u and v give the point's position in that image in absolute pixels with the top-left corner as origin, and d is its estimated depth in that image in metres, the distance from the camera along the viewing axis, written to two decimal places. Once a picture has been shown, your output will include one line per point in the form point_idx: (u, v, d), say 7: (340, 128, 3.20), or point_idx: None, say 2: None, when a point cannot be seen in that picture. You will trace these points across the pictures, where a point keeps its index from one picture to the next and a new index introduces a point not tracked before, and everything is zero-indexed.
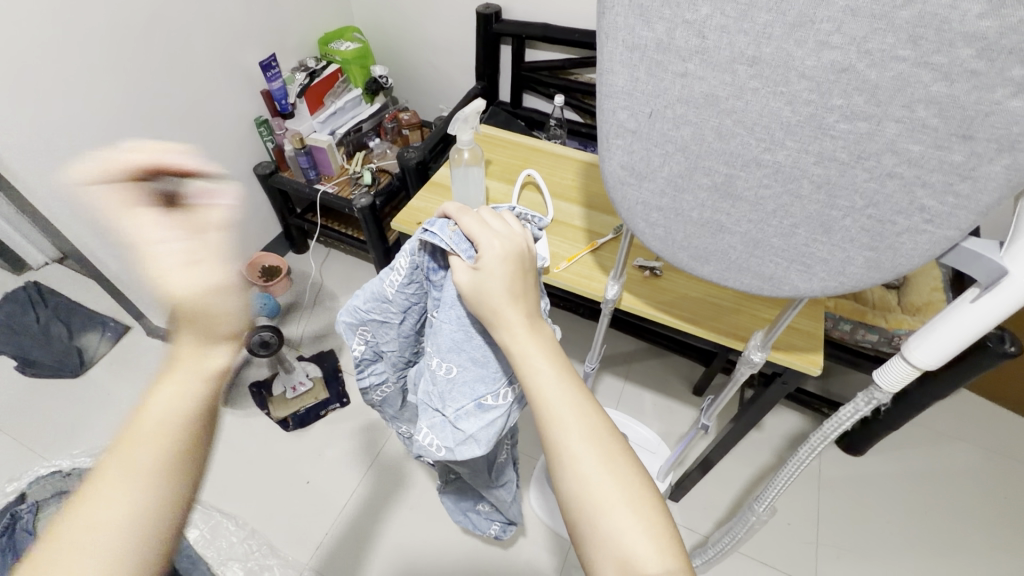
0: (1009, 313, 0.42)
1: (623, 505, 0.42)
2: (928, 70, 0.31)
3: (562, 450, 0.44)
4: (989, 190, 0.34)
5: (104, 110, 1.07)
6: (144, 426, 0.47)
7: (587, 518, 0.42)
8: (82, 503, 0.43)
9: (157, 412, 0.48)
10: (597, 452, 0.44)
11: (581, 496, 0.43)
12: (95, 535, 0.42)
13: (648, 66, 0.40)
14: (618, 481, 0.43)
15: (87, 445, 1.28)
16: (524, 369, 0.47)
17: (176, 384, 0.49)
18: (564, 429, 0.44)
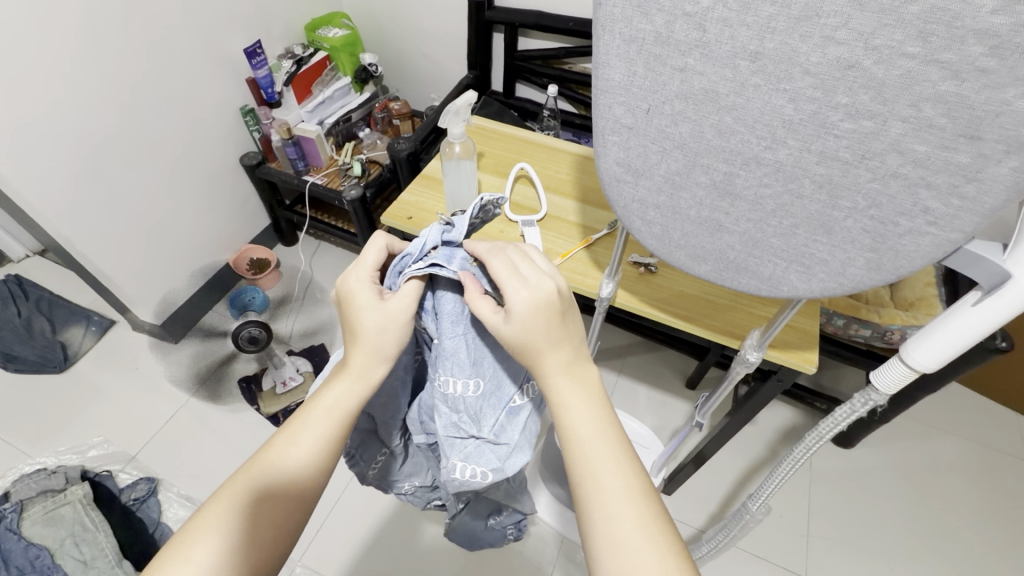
0: (1012, 318, 0.42)
1: (644, 545, 0.43)
2: (936, 67, 0.30)
3: (595, 505, 0.45)
4: (995, 192, 0.33)
5: (82, 98, 1.03)
6: (273, 462, 0.49)
7: (604, 555, 0.43)
8: (205, 522, 0.46)
9: (289, 449, 0.49)
10: (623, 489, 0.45)
11: (611, 559, 0.43)
12: (200, 560, 0.44)
13: (646, 60, 0.39)
14: (652, 549, 0.43)
15: (73, 441, 1.26)
16: (563, 419, 0.47)
17: (304, 426, 0.50)
18: (602, 487, 0.45)
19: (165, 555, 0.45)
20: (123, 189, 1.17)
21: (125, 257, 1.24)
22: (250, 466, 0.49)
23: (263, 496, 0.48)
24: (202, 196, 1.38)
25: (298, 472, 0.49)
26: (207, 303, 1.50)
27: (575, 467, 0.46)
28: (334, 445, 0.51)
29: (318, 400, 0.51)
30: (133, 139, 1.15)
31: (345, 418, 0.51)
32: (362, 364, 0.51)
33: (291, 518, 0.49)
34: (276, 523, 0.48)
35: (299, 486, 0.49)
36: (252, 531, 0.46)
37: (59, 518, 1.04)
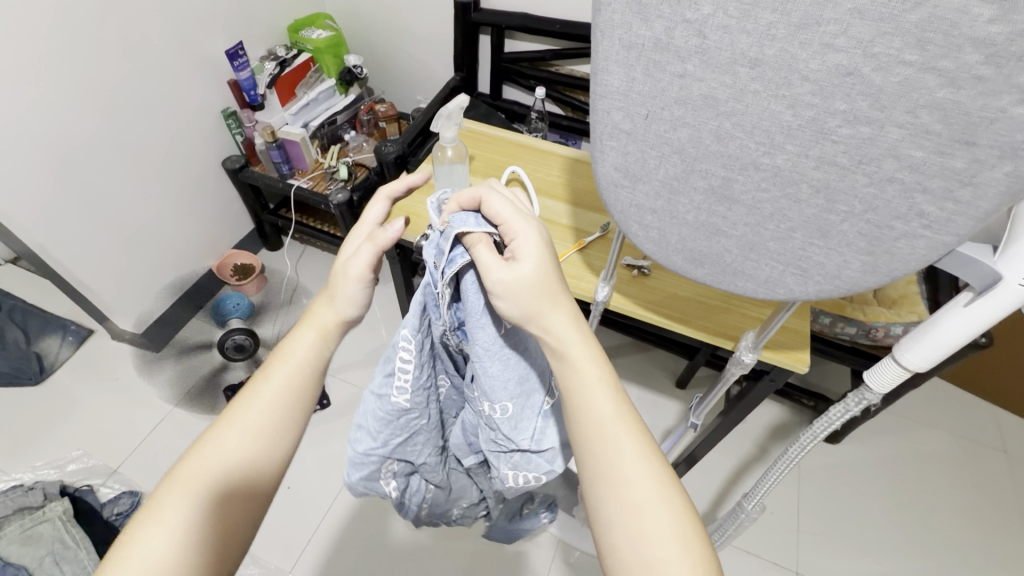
0: (1001, 317, 0.43)
1: (657, 505, 0.42)
2: (934, 75, 0.31)
3: (608, 467, 0.44)
4: (989, 197, 0.34)
5: (54, 100, 1.00)
6: (239, 420, 0.50)
7: (621, 519, 0.43)
8: (174, 485, 0.47)
9: (255, 404, 0.51)
10: (635, 450, 0.44)
11: (627, 522, 0.42)
12: (177, 518, 0.45)
13: (645, 67, 0.39)
14: (667, 510, 0.42)
15: (51, 455, 1.21)
16: (574, 379, 0.46)
17: (266, 379, 0.52)
18: (616, 449, 0.44)
19: (135, 524, 0.45)
20: (101, 194, 1.14)
21: (103, 264, 1.20)
22: (213, 430, 0.50)
23: (231, 445, 0.49)
24: (183, 200, 1.35)
25: (269, 422, 0.51)
26: (190, 310, 1.46)
27: (584, 432, 0.45)
28: (301, 392, 0.53)
29: (282, 356, 0.54)
30: (110, 142, 1.12)
31: (309, 367, 0.54)
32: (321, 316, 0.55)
33: (268, 467, 0.50)
34: (254, 474, 0.49)
35: (272, 437, 0.51)
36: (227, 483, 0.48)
37: (38, 537, 1.00)
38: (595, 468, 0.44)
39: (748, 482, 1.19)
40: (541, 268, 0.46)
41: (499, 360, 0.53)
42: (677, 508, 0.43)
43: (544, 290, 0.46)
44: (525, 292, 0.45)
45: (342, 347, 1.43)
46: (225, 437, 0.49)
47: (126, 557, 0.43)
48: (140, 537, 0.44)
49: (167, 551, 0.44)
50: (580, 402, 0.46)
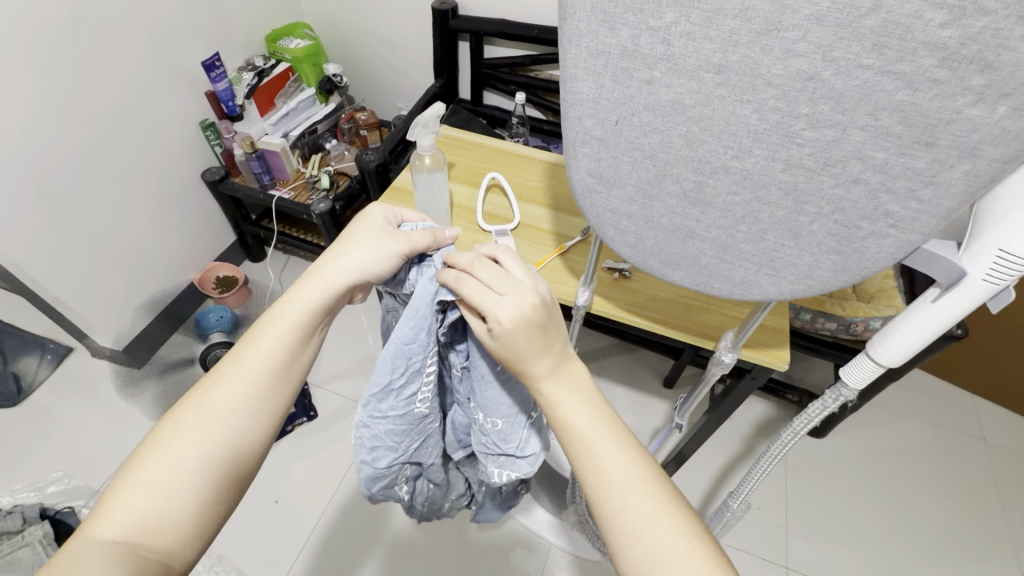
0: (967, 312, 0.45)
1: (661, 524, 0.43)
2: (892, 78, 0.31)
3: (610, 503, 0.45)
4: (950, 196, 0.35)
5: (23, 115, 0.98)
6: (226, 382, 0.49)
7: (631, 545, 0.43)
8: (158, 444, 0.46)
9: (244, 364, 0.51)
10: (630, 471, 0.45)
11: (637, 554, 0.43)
12: (161, 478, 0.44)
13: (614, 73, 0.39)
14: (675, 536, 0.43)
15: (31, 478, 1.19)
16: (563, 420, 0.47)
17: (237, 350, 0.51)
18: (612, 482, 0.45)
19: (117, 481, 0.44)
20: (76, 209, 1.12)
21: (81, 281, 1.18)
22: (194, 392, 0.49)
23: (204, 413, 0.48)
24: (162, 213, 1.33)
25: (258, 390, 0.50)
26: (172, 325, 1.44)
27: (582, 463, 0.46)
28: (291, 357, 0.52)
29: (274, 318, 0.53)
30: (84, 155, 1.10)
31: (299, 330, 0.53)
32: (319, 277, 0.54)
33: (255, 434, 0.49)
34: (242, 423, 0.49)
35: (260, 404, 0.50)
36: (215, 446, 0.47)
37: (17, 562, 0.92)
38: (598, 497, 0.45)
39: (737, 479, 1.20)
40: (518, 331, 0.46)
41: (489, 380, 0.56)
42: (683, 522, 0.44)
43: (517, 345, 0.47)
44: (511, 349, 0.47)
45: (328, 357, 1.41)
46: (205, 400, 0.48)
47: (109, 513, 0.42)
48: (121, 496, 0.43)
49: (150, 511, 0.43)
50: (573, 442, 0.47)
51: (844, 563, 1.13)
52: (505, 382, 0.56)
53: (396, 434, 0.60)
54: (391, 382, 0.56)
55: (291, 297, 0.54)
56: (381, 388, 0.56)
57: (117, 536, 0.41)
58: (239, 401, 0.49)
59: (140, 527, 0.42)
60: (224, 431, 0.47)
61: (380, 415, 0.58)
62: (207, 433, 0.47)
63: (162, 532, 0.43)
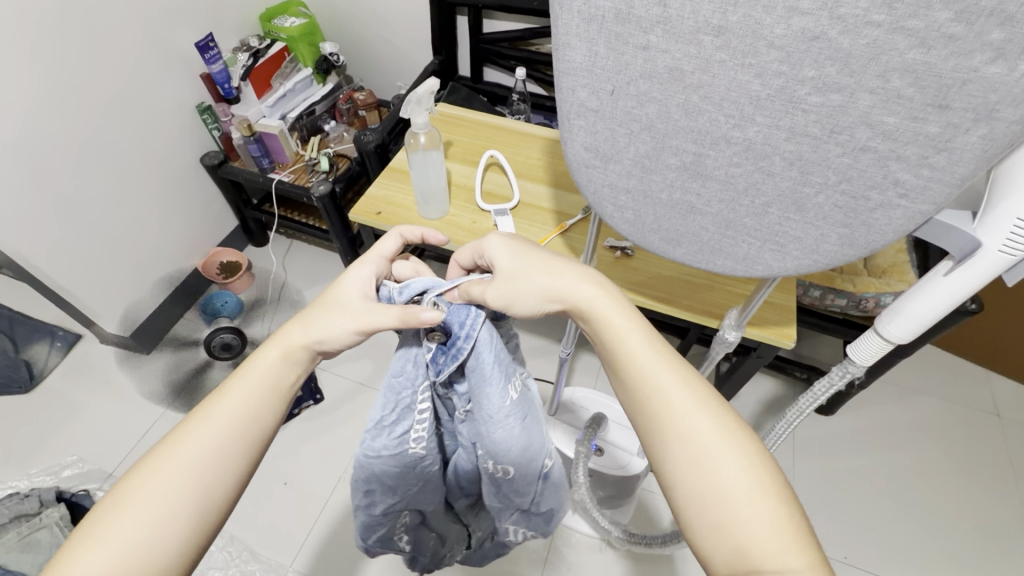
0: (981, 285, 0.44)
1: (724, 454, 0.42)
2: (903, 36, 0.29)
3: (670, 421, 0.44)
4: (965, 161, 0.33)
5: (20, 102, 0.97)
6: (193, 436, 0.48)
7: (690, 472, 0.42)
8: (119, 500, 0.45)
9: (226, 410, 0.50)
10: (690, 398, 0.45)
11: (700, 476, 0.42)
12: (118, 537, 0.43)
13: (607, 40, 0.37)
14: (739, 462, 0.42)
15: (47, 462, 1.21)
16: (615, 338, 0.48)
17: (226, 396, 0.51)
18: (671, 400, 0.45)
19: (76, 538, 0.43)
20: (77, 196, 1.11)
21: (85, 269, 1.19)
22: (180, 427, 0.49)
23: (184, 459, 0.47)
24: (163, 200, 1.32)
25: (224, 444, 0.49)
26: (178, 310, 1.45)
27: (635, 389, 0.47)
28: (263, 408, 0.52)
29: (246, 372, 0.53)
30: (82, 142, 1.09)
31: (270, 389, 0.53)
32: (292, 335, 0.55)
33: (220, 489, 0.48)
34: (221, 472, 0.48)
35: (227, 458, 0.49)
36: (177, 500, 0.45)
37: (36, 543, 0.94)
38: (651, 423, 0.45)
39: None
40: (518, 250, 0.53)
41: (490, 425, 0.53)
42: (748, 455, 0.42)
43: (543, 275, 0.51)
44: (523, 269, 0.52)
45: None
46: (186, 439, 0.48)
47: (63, 571, 0.41)
48: (80, 554, 0.42)
49: (106, 573, 0.41)
50: (625, 358, 0.47)
51: (849, 538, 1.14)
52: (520, 424, 0.54)
53: (395, 471, 0.59)
54: (382, 418, 0.55)
55: (262, 355, 0.54)
56: (376, 423, 0.55)
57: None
58: (204, 453, 0.48)
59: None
60: (200, 479, 0.47)
61: (378, 454, 0.57)
62: (170, 488, 0.45)
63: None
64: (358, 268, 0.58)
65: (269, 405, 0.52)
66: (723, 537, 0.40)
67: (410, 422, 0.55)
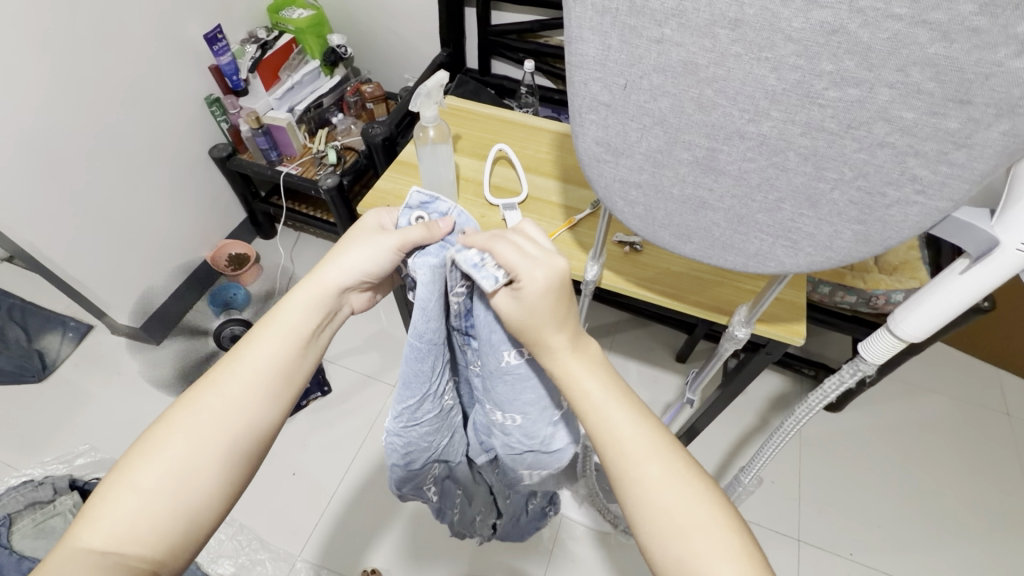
0: (996, 284, 0.43)
1: (680, 501, 0.43)
2: (925, 29, 0.29)
3: (631, 470, 0.44)
4: (986, 158, 0.32)
5: (33, 95, 0.98)
6: (216, 388, 0.48)
7: (653, 522, 0.43)
8: (145, 452, 0.45)
9: (244, 367, 0.50)
10: (647, 446, 0.45)
11: (661, 524, 0.43)
12: (144, 491, 0.43)
13: (621, 32, 0.37)
14: (695, 509, 0.43)
15: (60, 451, 1.23)
16: (572, 389, 0.48)
17: (250, 350, 0.51)
18: (629, 449, 0.45)
19: (105, 486, 0.44)
20: (87, 187, 1.12)
21: (96, 260, 1.20)
22: (207, 376, 0.49)
23: (203, 416, 0.47)
24: (172, 191, 1.33)
25: (246, 398, 0.48)
26: (188, 302, 1.46)
27: (594, 436, 0.47)
28: (288, 363, 0.51)
29: (270, 323, 0.52)
30: (92, 133, 1.10)
31: (295, 340, 0.52)
32: (317, 285, 0.53)
33: (246, 446, 0.48)
34: (245, 428, 0.48)
35: (253, 411, 0.49)
36: (202, 456, 0.46)
37: (51, 530, 0.95)
38: (612, 470, 0.46)
39: (749, 454, 1.19)
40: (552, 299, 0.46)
41: (508, 381, 0.55)
42: (700, 496, 0.43)
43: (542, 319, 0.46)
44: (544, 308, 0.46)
45: (341, 333, 1.42)
46: (208, 390, 0.48)
47: (99, 519, 0.42)
48: (109, 504, 0.43)
49: (136, 524, 0.42)
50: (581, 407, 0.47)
51: (856, 535, 1.13)
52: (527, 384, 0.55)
53: (423, 427, 0.59)
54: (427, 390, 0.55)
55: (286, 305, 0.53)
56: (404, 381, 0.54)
57: (102, 547, 0.41)
58: (230, 408, 0.48)
59: (130, 533, 0.42)
60: (217, 436, 0.46)
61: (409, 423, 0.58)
62: (197, 445, 0.46)
63: (150, 542, 0.42)
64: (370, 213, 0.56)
65: (297, 360, 0.52)
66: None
67: (438, 378, 0.56)
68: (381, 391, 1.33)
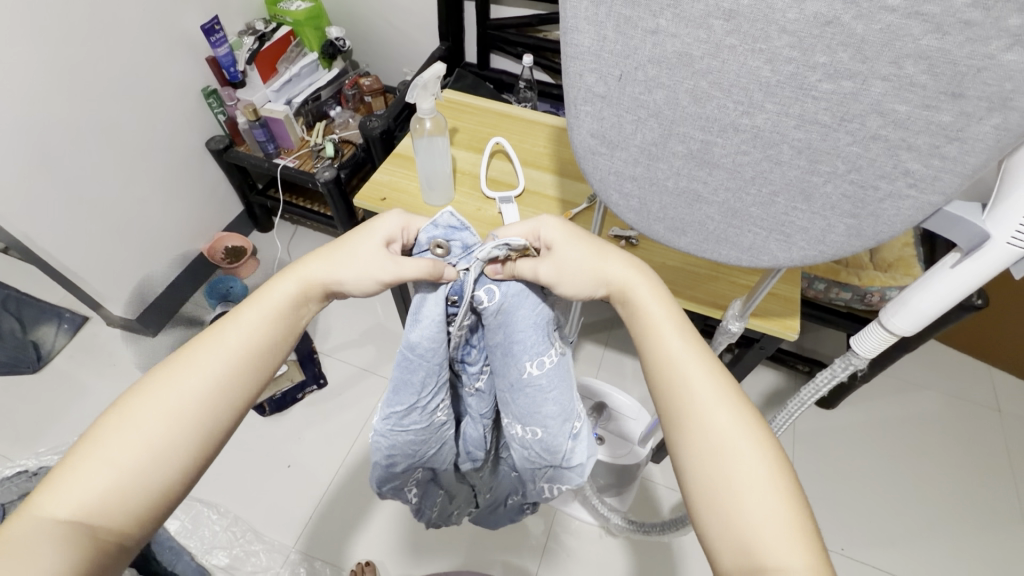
0: (988, 279, 0.43)
1: (743, 446, 0.42)
2: (919, 21, 0.29)
3: (696, 410, 0.45)
4: (977, 152, 0.33)
5: (29, 85, 0.97)
6: (197, 359, 0.49)
7: (709, 461, 0.43)
8: (118, 420, 0.45)
9: (224, 341, 0.50)
10: (714, 397, 0.45)
11: (719, 463, 0.42)
12: (116, 459, 0.43)
13: (616, 23, 0.37)
14: (758, 459, 0.42)
15: (54, 442, 1.23)
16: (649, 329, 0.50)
17: (233, 324, 0.51)
18: (699, 391, 0.46)
19: (72, 458, 0.43)
20: (82, 177, 1.12)
21: (91, 251, 1.19)
22: (185, 349, 0.50)
23: (184, 389, 0.47)
24: (168, 183, 1.32)
25: (227, 371, 0.49)
26: (183, 294, 1.45)
27: (664, 373, 0.48)
28: (268, 341, 0.52)
29: (255, 301, 0.53)
30: (88, 123, 1.09)
31: (281, 316, 0.53)
32: (310, 269, 0.55)
33: (223, 418, 0.48)
34: (224, 401, 0.49)
35: (232, 385, 0.49)
36: (179, 428, 0.46)
37: None
38: (674, 408, 0.46)
39: None
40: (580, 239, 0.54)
41: (529, 393, 0.54)
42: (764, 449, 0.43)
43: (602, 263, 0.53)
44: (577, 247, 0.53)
45: (337, 326, 1.42)
46: (186, 363, 0.48)
47: (60, 491, 0.42)
48: (74, 475, 0.42)
49: (109, 491, 0.42)
50: (656, 345, 0.49)
51: (847, 531, 1.14)
52: (544, 396, 0.55)
53: (411, 437, 0.58)
54: (417, 401, 0.54)
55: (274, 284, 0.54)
56: (396, 386, 0.53)
57: (69, 515, 0.41)
58: (210, 380, 0.48)
59: (95, 504, 0.42)
60: (196, 408, 0.47)
61: (397, 430, 0.57)
62: (175, 417, 0.46)
63: (118, 513, 0.42)
64: (388, 217, 0.54)
65: (278, 338, 0.53)
66: (730, 532, 0.40)
67: (430, 394, 0.54)
68: (375, 385, 1.33)
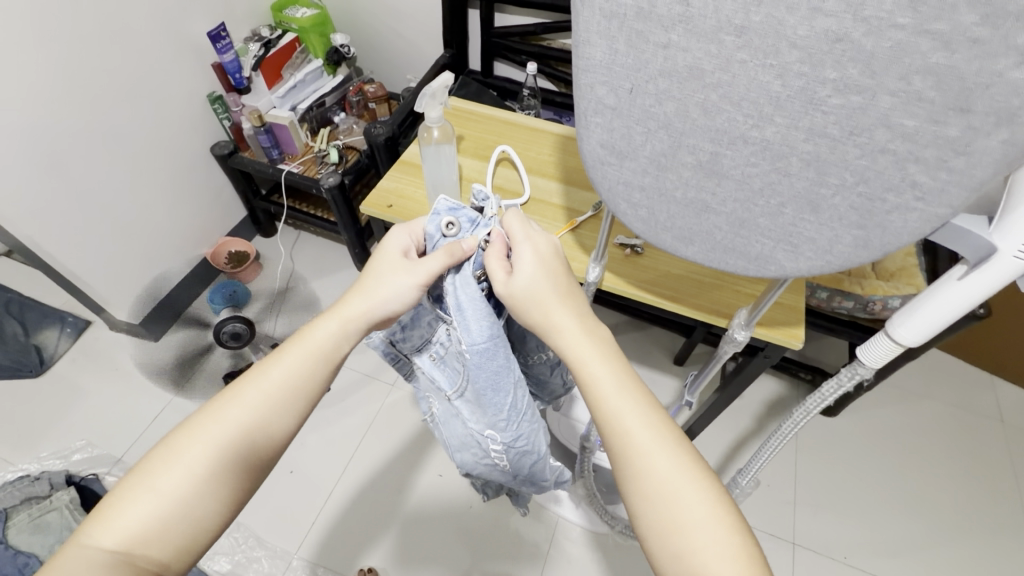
0: (993, 291, 0.44)
1: (659, 456, 0.43)
2: (927, 38, 0.29)
3: (615, 426, 0.45)
4: (984, 165, 0.33)
5: (36, 91, 0.98)
6: (242, 395, 0.49)
7: (635, 475, 0.43)
8: (168, 451, 0.46)
9: (269, 379, 0.50)
10: (630, 407, 0.46)
11: (640, 475, 0.43)
12: (162, 490, 0.44)
13: (628, 37, 0.37)
14: (674, 463, 0.43)
15: (56, 446, 1.23)
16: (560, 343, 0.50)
17: (278, 361, 0.51)
18: (615, 406, 0.46)
19: (124, 485, 0.44)
20: (87, 182, 1.12)
21: (95, 255, 1.20)
22: (234, 383, 0.50)
23: (231, 427, 0.47)
24: (173, 188, 1.33)
25: (270, 409, 0.49)
26: (185, 299, 1.46)
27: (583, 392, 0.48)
28: (313, 380, 0.51)
29: (300, 338, 0.52)
30: (94, 128, 1.10)
31: (328, 353, 0.52)
32: (348, 306, 0.53)
33: (263, 455, 0.48)
34: (266, 439, 0.48)
35: (274, 425, 0.49)
36: (220, 465, 0.46)
37: (46, 526, 0.94)
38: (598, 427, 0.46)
39: (746, 456, 1.20)
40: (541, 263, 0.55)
41: None
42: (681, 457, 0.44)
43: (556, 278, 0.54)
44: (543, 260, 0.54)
45: None
46: (232, 400, 0.48)
47: (108, 519, 0.43)
48: (121, 505, 0.43)
49: (152, 524, 0.43)
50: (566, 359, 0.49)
51: (850, 539, 1.14)
52: None
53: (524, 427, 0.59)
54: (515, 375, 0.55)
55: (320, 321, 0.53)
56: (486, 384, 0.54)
57: (114, 546, 0.42)
58: (253, 417, 0.48)
59: (138, 537, 0.42)
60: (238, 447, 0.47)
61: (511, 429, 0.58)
62: (216, 453, 0.46)
63: (158, 546, 0.43)
64: (393, 235, 0.55)
65: (322, 374, 0.52)
66: (668, 543, 0.41)
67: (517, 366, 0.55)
68: (378, 392, 1.33)
